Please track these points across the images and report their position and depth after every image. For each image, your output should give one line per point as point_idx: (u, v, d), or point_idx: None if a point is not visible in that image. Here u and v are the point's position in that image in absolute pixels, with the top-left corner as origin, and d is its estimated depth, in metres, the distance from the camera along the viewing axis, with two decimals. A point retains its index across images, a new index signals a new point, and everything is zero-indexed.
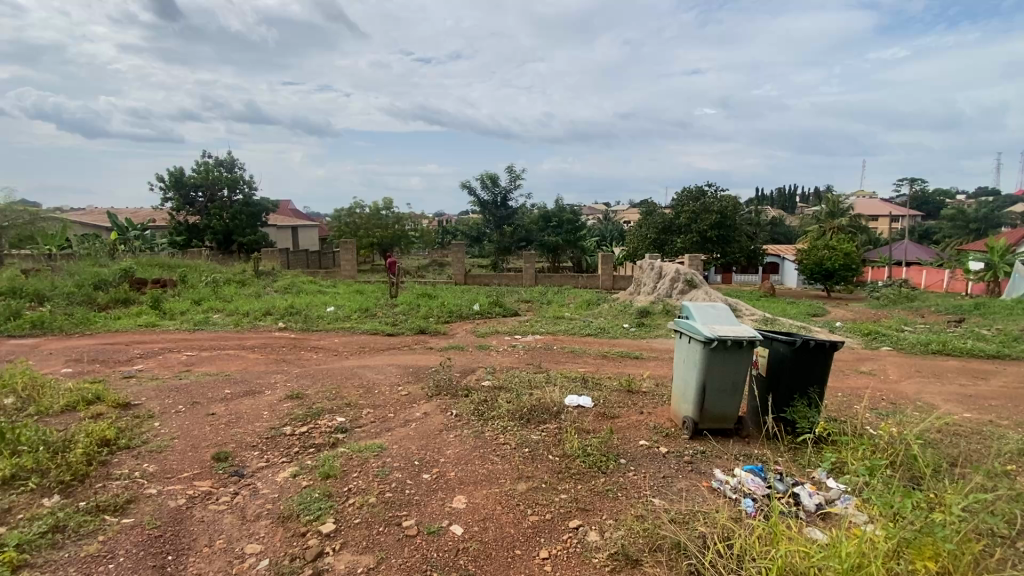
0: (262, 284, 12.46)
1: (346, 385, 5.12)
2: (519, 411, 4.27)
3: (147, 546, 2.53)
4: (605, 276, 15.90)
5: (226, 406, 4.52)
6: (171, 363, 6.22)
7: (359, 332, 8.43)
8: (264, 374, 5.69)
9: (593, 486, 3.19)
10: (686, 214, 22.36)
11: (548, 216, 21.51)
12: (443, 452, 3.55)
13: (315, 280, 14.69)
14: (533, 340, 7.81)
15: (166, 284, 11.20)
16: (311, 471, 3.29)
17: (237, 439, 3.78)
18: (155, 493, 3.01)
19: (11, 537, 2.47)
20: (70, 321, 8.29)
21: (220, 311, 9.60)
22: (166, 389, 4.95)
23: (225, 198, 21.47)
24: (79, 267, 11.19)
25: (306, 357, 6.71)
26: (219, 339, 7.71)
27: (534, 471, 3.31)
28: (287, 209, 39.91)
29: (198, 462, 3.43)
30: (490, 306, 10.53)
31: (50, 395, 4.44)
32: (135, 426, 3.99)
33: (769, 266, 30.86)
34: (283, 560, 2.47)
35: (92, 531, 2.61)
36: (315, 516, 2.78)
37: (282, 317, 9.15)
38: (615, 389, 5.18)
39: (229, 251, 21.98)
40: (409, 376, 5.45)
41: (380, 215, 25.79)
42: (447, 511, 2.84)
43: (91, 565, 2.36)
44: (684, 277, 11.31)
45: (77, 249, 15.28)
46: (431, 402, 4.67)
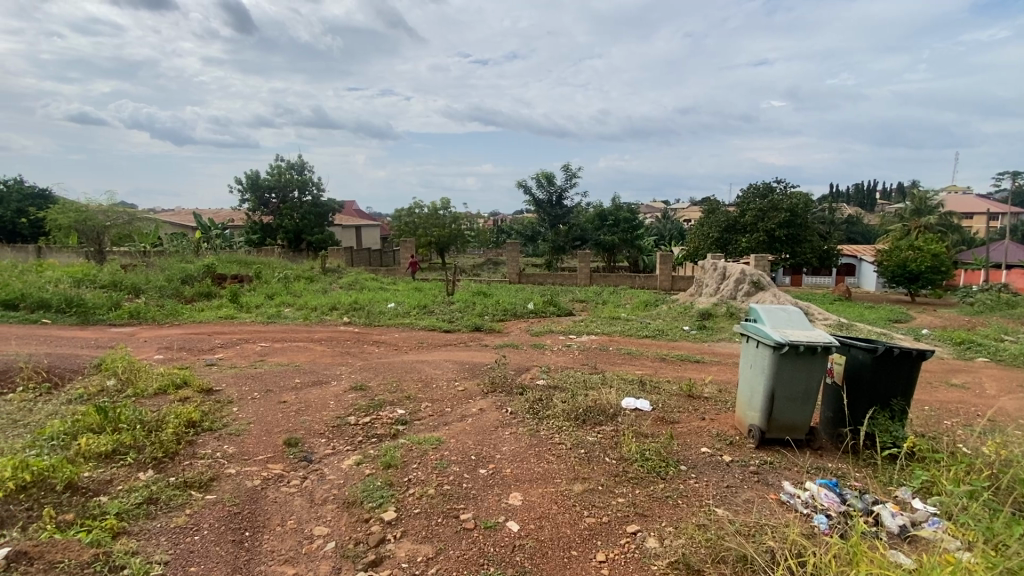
0: (328, 280, 13.09)
1: (406, 379, 5.27)
2: (575, 411, 4.23)
3: (228, 521, 2.73)
4: (664, 276, 15.41)
5: (296, 394, 4.80)
6: (246, 353, 6.68)
7: (416, 328, 8.63)
8: (330, 365, 5.97)
9: (652, 491, 3.11)
10: (752, 213, 21.29)
11: (604, 215, 21.10)
12: (498, 448, 3.58)
13: (377, 277, 15.25)
14: (589, 341, 7.68)
15: (243, 279, 12.00)
16: (374, 460, 3.42)
17: (306, 426, 4.00)
18: (233, 473, 3.23)
19: (113, 506, 2.74)
20: (161, 312, 9.09)
21: (290, 305, 10.18)
22: (243, 377, 5.32)
23: (296, 200, 22.71)
24: (169, 262, 12.22)
25: (368, 351, 6.98)
26: (289, 331, 8.18)
27: (591, 472, 3.28)
28: (351, 209, 41.89)
29: (272, 446, 3.65)
30: (545, 305, 10.47)
31: (145, 379, 4.88)
32: (217, 410, 4.32)
33: (843, 267, 28.86)
34: (348, 544, 2.58)
35: (180, 505, 2.84)
36: (377, 504, 2.88)
37: (347, 312, 9.59)
38: (675, 393, 5.02)
39: (298, 249, 23.26)
40: (466, 373, 5.54)
41: (438, 215, 26.40)
42: (504, 508, 2.86)
43: (179, 536, 2.57)
44: (750, 278, 10.78)
45: (167, 246, 16.74)
46: (486, 398, 4.72)
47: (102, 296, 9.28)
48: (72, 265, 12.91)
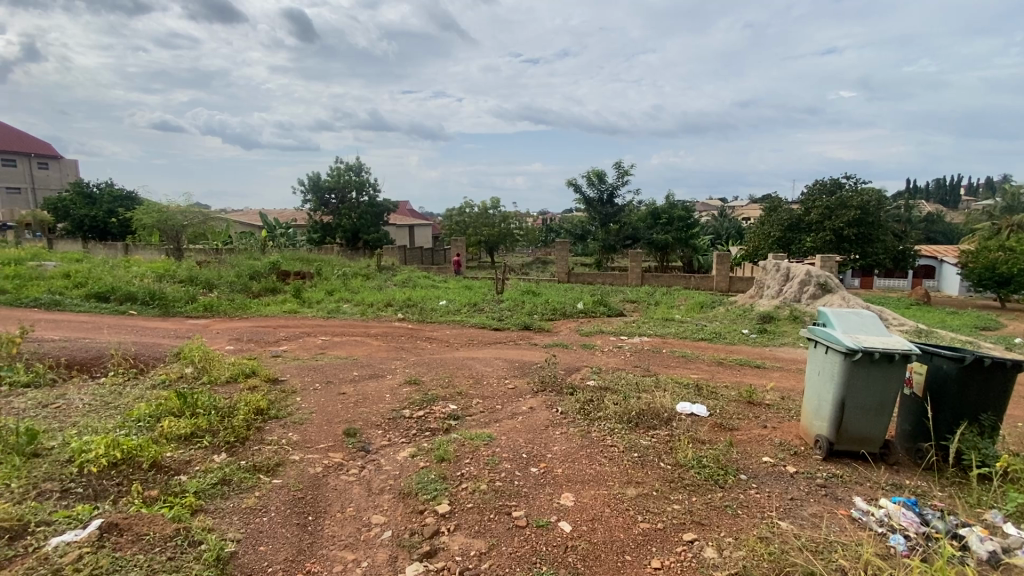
0: (383, 278, 13.53)
1: (458, 375, 5.36)
2: (627, 414, 4.15)
3: (293, 505, 2.88)
4: (721, 276, 14.84)
5: (354, 386, 5.00)
6: (308, 346, 7.02)
7: (466, 326, 8.76)
8: (385, 360, 6.18)
9: (710, 500, 3.00)
10: (818, 210, 20.10)
11: (656, 213, 20.55)
12: (549, 448, 3.57)
13: (429, 275, 15.61)
14: (640, 343, 7.51)
15: (305, 276, 12.62)
16: (428, 453, 3.49)
17: (364, 417, 4.15)
18: (297, 460, 3.40)
19: (191, 485, 2.95)
20: (232, 306, 9.72)
21: (349, 301, 10.61)
22: (306, 368, 5.60)
23: (353, 200, 23.61)
24: (239, 259, 13.04)
25: (422, 347, 7.16)
26: (347, 326, 8.51)
27: (645, 477, 3.20)
28: (405, 209, 43.06)
29: (332, 436, 3.82)
30: (596, 305, 10.33)
31: (219, 367, 5.23)
32: (282, 399, 4.57)
33: (921, 269, 26.71)
34: (403, 534, 2.65)
35: (250, 487, 3.02)
36: (431, 496, 2.94)
37: (401, 309, 9.87)
38: (733, 399, 4.82)
39: (355, 247, 24.18)
40: (516, 371, 5.56)
41: (488, 215, 26.67)
42: (556, 507, 2.85)
43: (250, 516, 2.73)
44: (816, 280, 10.17)
45: (236, 244, 17.86)
46: (537, 397, 4.72)
47: (180, 290, 10.03)
48: (155, 261, 14.03)
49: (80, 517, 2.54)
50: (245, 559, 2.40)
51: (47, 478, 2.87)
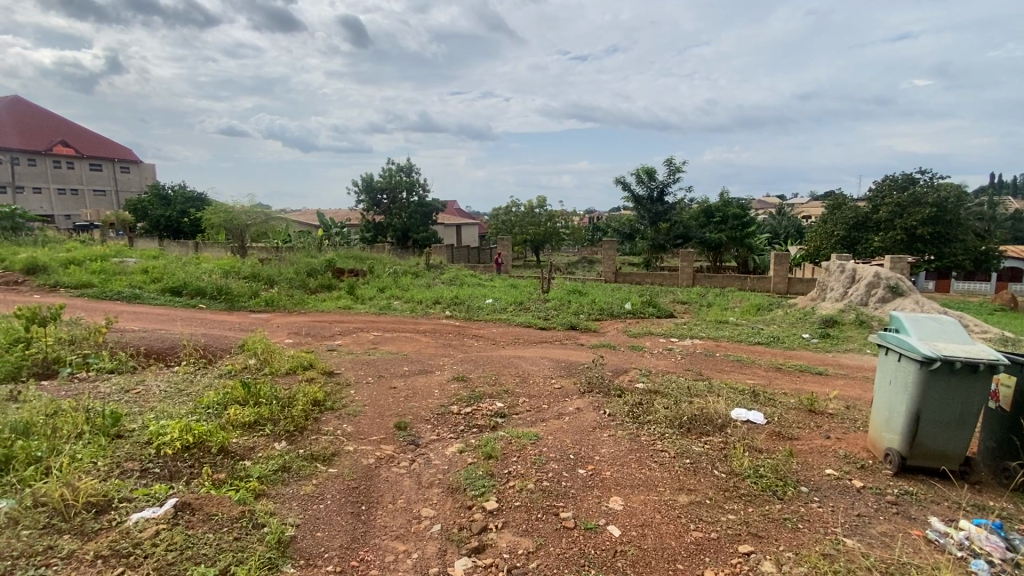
0: (431, 276, 13.80)
1: (504, 373, 5.39)
2: (678, 419, 4.03)
3: (348, 494, 2.98)
4: (778, 278, 14.16)
5: (405, 381, 5.13)
6: (361, 341, 7.27)
7: (512, 324, 8.80)
8: (434, 356, 6.30)
9: (767, 511, 2.86)
10: (888, 207, 18.78)
11: (710, 211, 19.86)
12: (597, 450, 3.53)
13: (476, 274, 15.80)
14: (691, 345, 7.29)
15: (358, 273, 13.08)
16: (475, 450, 3.53)
17: (414, 412, 4.25)
18: (352, 451, 3.53)
19: (255, 470, 3.12)
20: (291, 301, 10.21)
21: (399, 298, 10.91)
22: (359, 362, 5.81)
23: (404, 200, 24.22)
24: (297, 257, 13.67)
25: (468, 344, 7.26)
26: (397, 323, 8.75)
27: (697, 484, 3.10)
28: (453, 208, 43.78)
29: (384, 428, 3.93)
30: (644, 306, 10.11)
31: (279, 360, 5.50)
32: (337, 391, 4.76)
33: (1007, 272, 24.45)
34: (452, 528, 2.69)
35: (308, 475, 3.16)
36: (479, 493, 2.97)
37: (449, 306, 10.04)
38: (792, 406, 4.58)
39: (405, 245, 24.80)
40: (562, 371, 5.53)
41: (534, 213, 26.66)
42: (604, 511, 2.81)
43: (308, 503, 2.85)
44: (885, 282, 9.51)
45: (295, 242, 18.74)
46: (583, 398, 4.68)
47: (244, 286, 10.64)
48: (222, 259, 14.99)
49: (157, 496, 2.74)
50: (304, 543, 2.51)
51: (129, 458, 3.11)
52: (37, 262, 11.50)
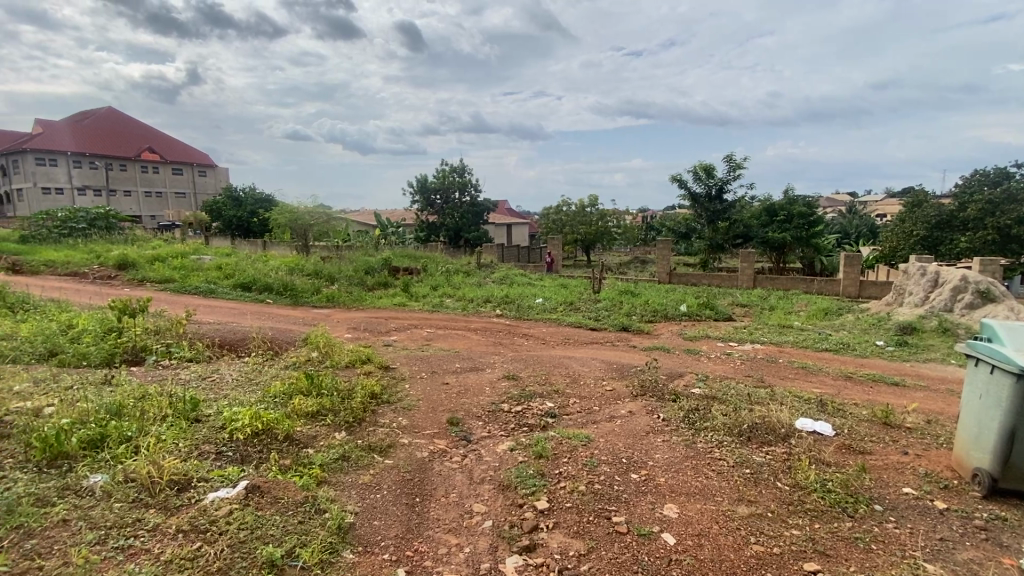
0: (483, 275, 13.97)
1: (555, 373, 5.37)
2: (737, 427, 3.86)
3: (403, 485, 3.07)
4: (848, 280, 13.26)
5: (457, 378, 5.22)
6: (415, 337, 7.47)
7: (563, 324, 8.75)
8: (485, 354, 6.37)
9: (835, 528, 2.70)
10: (977, 204, 17.14)
11: (773, 209, 18.55)
12: (650, 455, 3.44)
13: (527, 273, 15.85)
14: (752, 350, 6.96)
15: (413, 271, 13.44)
16: (526, 448, 3.54)
17: (466, 408, 4.32)
18: (407, 443, 3.63)
19: (317, 458, 3.27)
20: (350, 298, 10.65)
21: (451, 296, 11.12)
22: (413, 358, 5.97)
23: (456, 200, 24.64)
24: (356, 256, 14.23)
25: (519, 343, 7.29)
26: (449, 320, 8.92)
27: (758, 496, 2.96)
28: (504, 209, 44.14)
29: (437, 424, 4.01)
30: (700, 308, 9.76)
31: (340, 353, 5.75)
32: (393, 384, 4.92)
33: None
34: (503, 525, 2.71)
35: (366, 465, 3.28)
36: (531, 491, 2.98)
37: (500, 305, 10.12)
38: (864, 418, 4.28)
39: (457, 244, 25.21)
40: (614, 373, 5.43)
41: (586, 212, 26.35)
42: (658, 517, 2.74)
43: (367, 492, 2.96)
44: (974, 286, 8.68)
45: (353, 241, 19.53)
46: (636, 401, 4.58)
47: (307, 282, 11.19)
48: (288, 256, 15.83)
49: (230, 477, 2.94)
50: (362, 531, 2.61)
51: (206, 440, 3.35)
52: (128, 259, 12.61)
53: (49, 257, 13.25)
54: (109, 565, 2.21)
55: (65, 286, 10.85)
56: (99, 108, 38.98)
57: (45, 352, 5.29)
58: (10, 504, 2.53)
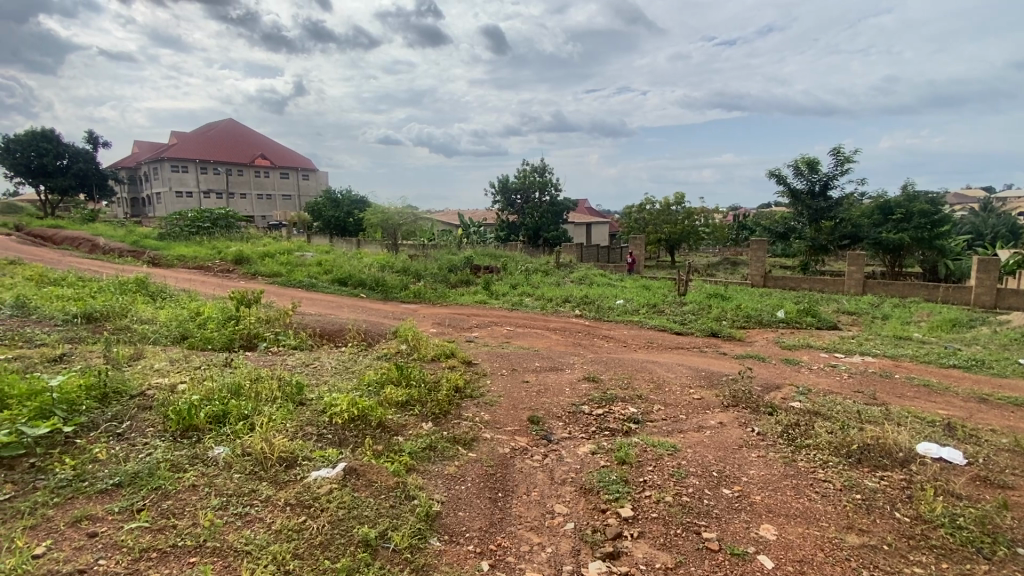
0: (562, 274, 13.92)
1: (638, 377, 5.20)
2: (845, 447, 3.51)
3: (487, 480, 3.13)
4: (983, 288, 11.56)
5: (537, 376, 5.24)
6: (496, 334, 7.61)
7: (645, 327, 8.49)
8: (565, 354, 6.34)
9: (968, 571, 2.36)
10: None
11: (888, 206, 16.61)
12: (744, 470, 3.23)
13: (607, 273, 15.54)
14: (862, 364, 6.28)
15: (493, 270, 13.71)
16: (608, 453, 3.47)
17: (547, 408, 4.31)
18: (489, 438, 3.70)
19: (407, 446, 3.43)
20: (435, 294, 11.09)
21: (531, 295, 11.18)
22: (495, 354, 6.09)
23: (537, 199, 24.75)
24: (440, 254, 14.79)
25: (599, 344, 7.17)
26: (529, 319, 8.98)
27: (871, 526, 2.67)
28: (585, 208, 43.65)
29: (518, 421, 4.05)
30: (799, 315, 9.00)
31: (426, 346, 5.98)
32: (475, 379, 5.04)
33: None
34: (586, 529, 2.67)
35: (451, 456, 3.39)
36: (614, 497, 2.91)
37: (579, 305, 10.03)
38: (1005, 448, 3.70)
39: (536, 243, 25.32)
40: (702, 380, 5.16)
41: (671, 211, 25.31)
42: (754, 538, 2.56)
43: (452, 483, 3.06)
44: None
45: (438, 241, 20.32)
46: (727, 412, 4.31)
47: (396, 279, 11.80)
48: (379, 254, 16.72)
49: (330, 458, 3.17)
50: (448, 521, 2.69)
51: (310, 422, 3.64)
52: (243, 255, 14.06)
53: (181, 252, 15.12)
54: (230, 529, 2.47)
55: (194, 277, 12.33)
56: (221, 120, 43.79)
57: (178, 335, 6.03)
58: (152, 467, 2.92)
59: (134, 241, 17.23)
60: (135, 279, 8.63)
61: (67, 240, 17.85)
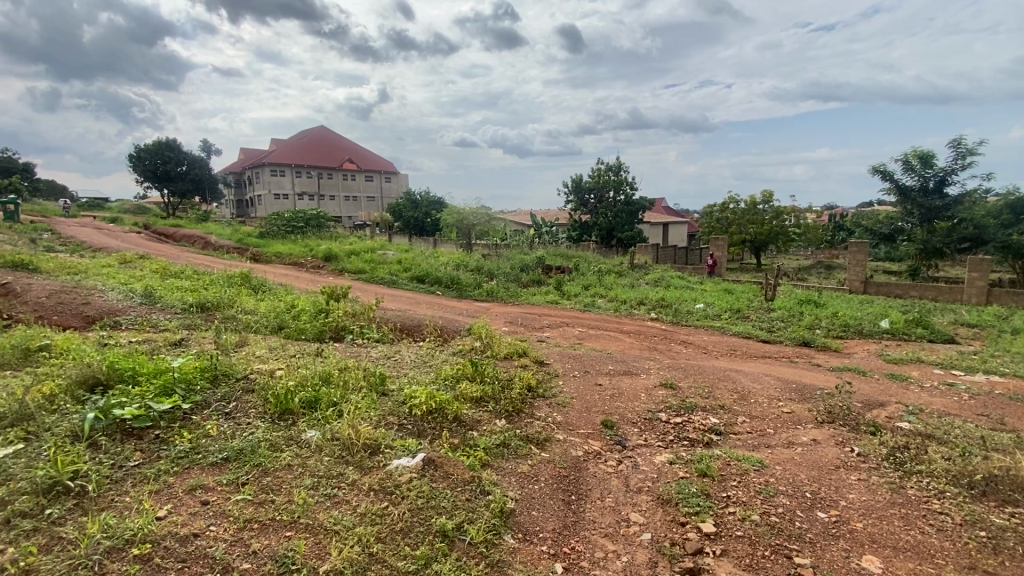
0: (637, 276, 13.53)
1: (720, 386, 4.93)
2: (966, 476, 3.10)
3: (560, 482, 3.11)
4: None
5: (611, 380, 5.13)
6: (568, 335, 7.56)
7: (727, 333, 8.04)
8: (640, 358, 6.16)
9: None
10: None
11: (1020, 205, 14.49)
12: (843, 494, 2.95)
13: (684, 275, 14.90)
14: (986, 383, 5.52)
15: (565, 270, 13.63)
16: (687, 464, 3.32)
17: (621, 412, 4.21)
18: (562, 439, 3.68)
19: (481, 441, 3.49)
20: (507, 293, 11.23)
21: (603, 296, 10.99)
22: (567, 355, 6.05)
23: (611, 199, 24.27)
24: (513, 254, 14.95)
25: (676, 350, 6.89)
26: (602, 321, 8.83)
27: (1000, 569, 2.34)
28: (662, 207, 42.20)
29: (591, 424, 3.99)
30: (908, 326, 8.10)
31: (500, 344, 6.06)
32: (548, 380, 5.04)
33: None
34: (663, 541, 2.57)
35: (524, 455, 3.40)
36: (694, 511, 2.78)
37: (655, 308, 9.71)
38: None
39: (609, 243, 24.84)
40: (792, 393, 4.79)
41: (756, 210, 23.77)
42: (854, 569, 2.34)
43: (526, 481, 3.07)
44: None
45: (510, 241, 20.57)
46: (822, 429, 3.97)
47: (471, 278, 12.08)
48: (454, 253, 17.18)
49: (410, 448, 3.30)
50: (522, 519, 2.71)
51: (391, 412, 3.81)
52: (331, 253, 15.06)
53: (278, 249, 16.48)
54: (320, 508, 2.65)
55: (289, 273, 13.41)
56: (314, 128, 47.20)
57: (276, 325, 6.58)
58: (254, 445, 3.20)
59: (240, 239, 19.03)
60: (240, 273, 9.52)
61: (185, 238, 20.05)
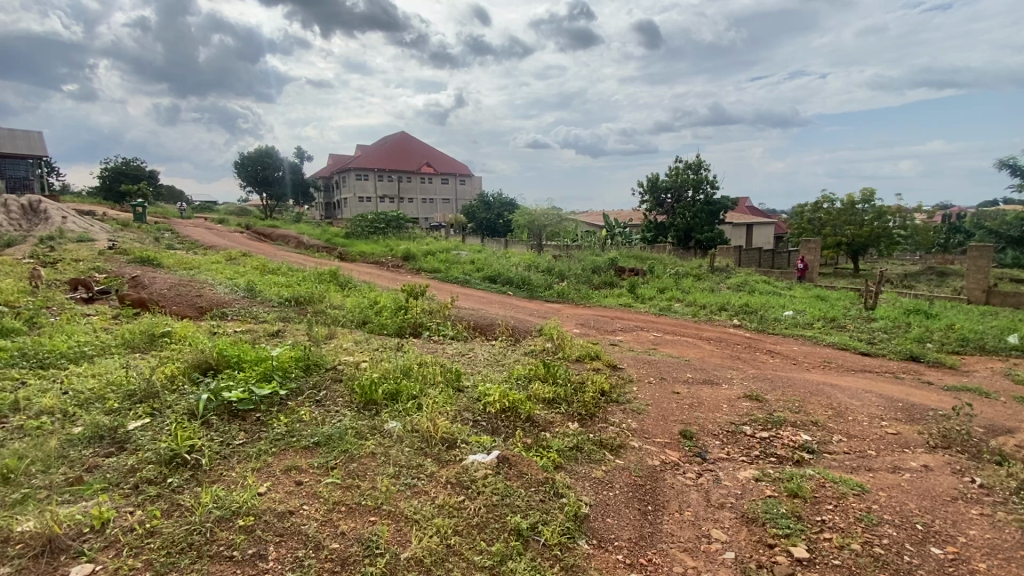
0: (716, 279, 12.87)
1: (812, 401, 4.56)
2: None
3: (635, 490, 3.03)
4: None
5: (689, 389, 4.91)
6: (642, 339, 7.35)
7: (819, 343, 7.44)
8: (720, 366, 5.85)
9: None
10: None
11: None
12: (962, 529, 2.63)
13: (770, 280, 13.96)
14: None
15: (639, 272, 13.26)
16: (776, 482, 3.10)
17: (701, 423, 4.02)
18: (637, 447, 3.58)
19: (554, 443, 3.48)
20: (579, 295, 11.13)
21: (680, 300, 10.56)
22: (642, 360, 5.88)
23: (689, 199, 23.29)
24: (585, 255, 14.79)
25: (761, 359, 6.47)
26: (679, 326, 8.50)
27: None
28: (745, 207, 39.80)
29: (669, 433, 3.85)
30: None
31: (572, 346, 6.01)
32: (621, 384, 4.92)
33: None
34: (748, 562, 2.43)
35: (598, 460, 3.35)
36: (784, 533, 2.59)
37: (738, 314, 9.18)
38: None
39: (686, 245, 23.84)
40: (898, 413, 4.33)
41: (854, 210, 21.76)
42: None
43: (600, 487, 3.02)
44: None
45: (582, 242, 20.37)
46: (935, 455, 3.56)
47: (542, 278, 12.10)
48: (526, 254, 17.31)
49: (485, 445, 3.37)
50: (596, 525, 2.66)
51: (466, 408, 3.90)
52: (409, 252, 15.73)
53: (361, 249, 17.46)
54: (401, 496, 2.78)
55: (371, 271, 14.18)
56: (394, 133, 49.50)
57: (360, 320, 6.98)
58: (341, 432, 3.41)
59: (327, 239, 20.42)
60: (329, 271, 10.20)
61: (281, 238, 21.82)
